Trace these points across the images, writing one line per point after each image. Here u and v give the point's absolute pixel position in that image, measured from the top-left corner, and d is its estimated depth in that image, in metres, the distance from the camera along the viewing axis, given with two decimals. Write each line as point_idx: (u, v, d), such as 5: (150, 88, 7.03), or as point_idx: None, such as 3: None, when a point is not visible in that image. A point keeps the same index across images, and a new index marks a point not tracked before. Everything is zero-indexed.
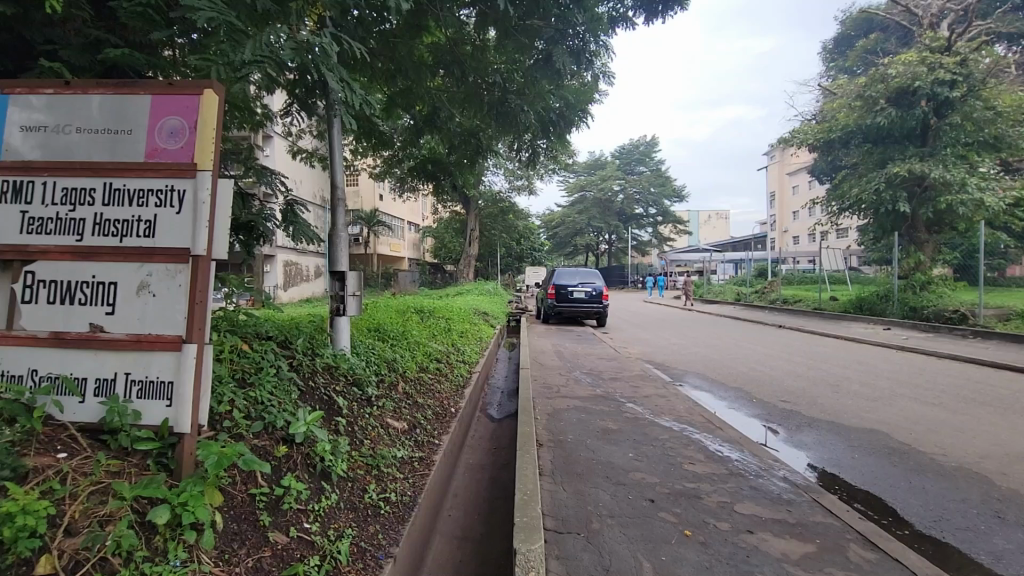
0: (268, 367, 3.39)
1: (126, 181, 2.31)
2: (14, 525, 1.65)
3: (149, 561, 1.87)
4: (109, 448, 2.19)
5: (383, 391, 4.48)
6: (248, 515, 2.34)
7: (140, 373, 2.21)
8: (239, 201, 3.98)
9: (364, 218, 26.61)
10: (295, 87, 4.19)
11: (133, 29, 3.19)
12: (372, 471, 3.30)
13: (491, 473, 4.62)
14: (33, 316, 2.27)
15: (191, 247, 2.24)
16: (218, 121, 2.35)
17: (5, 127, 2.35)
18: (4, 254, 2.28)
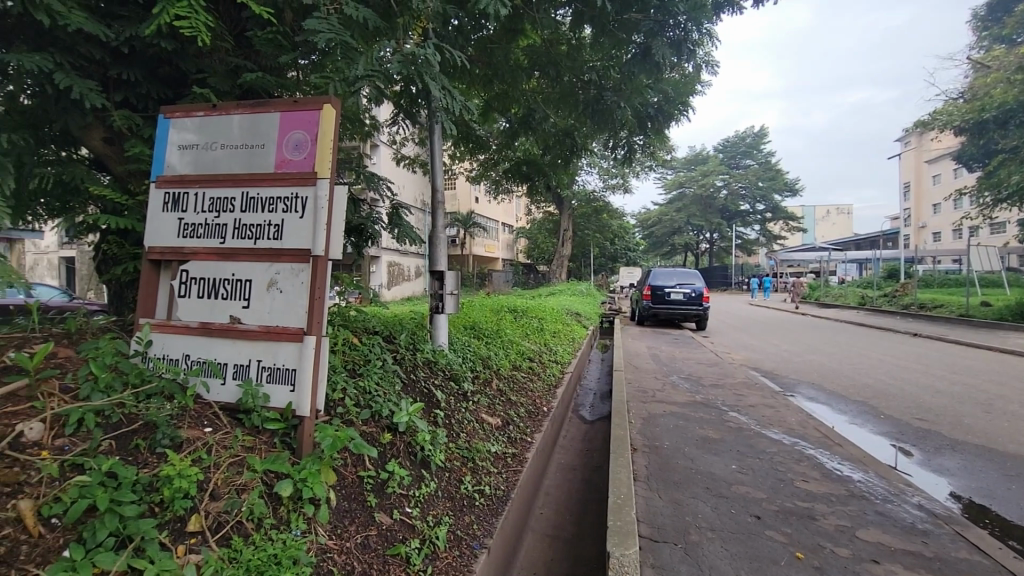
0: (374, 359, 3.64)
1: (259, 190, 2.60)
2: (173, 486, 1.93)
3: (276, 528, 2.09)
4: (243, 425, 2.47)
5: (478, 387, 4.62)
6: (357, 495, 2.53)
7: (270, 360, 2.47)
8: (351, 206, 4.32)
9: (461, 220, 27.67)
10: (401, 98, 4.47)
11: (266, 55, 3.59)
12: (467, 463, 3.42)
13: (583, 475, 4.58)
14: (188, 308, 2.65)
15: (312, 248, 2.46)
16: (335, 132, 2.56)
17: (167, 147, 2.76)
18: (166, 255, 2.68)
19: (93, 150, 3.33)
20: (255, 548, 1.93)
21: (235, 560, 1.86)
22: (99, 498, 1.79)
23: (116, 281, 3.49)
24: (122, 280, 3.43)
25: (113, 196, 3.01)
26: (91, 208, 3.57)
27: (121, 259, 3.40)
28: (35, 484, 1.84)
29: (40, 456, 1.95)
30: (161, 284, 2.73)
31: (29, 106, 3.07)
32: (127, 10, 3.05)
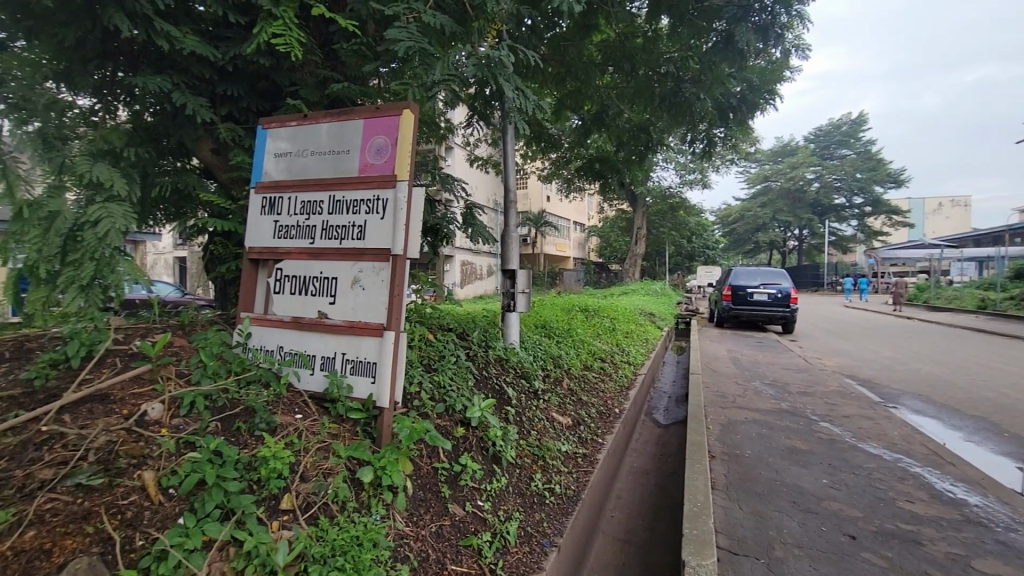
0: (449, 355, 3.76)
1: (344, 193, 2.76)
2: (269, 467, 2.11)
3: (358, 511, 2.22)
4: (330, 414, 2.64)
5: (549, 386, 4.62)
6: (432, 485, 2.62)
7: (353, 353, 2.62)
8: (427, 207, 4.48)
9: (532, 219, 27.81)
10: (475, 100, 4.56)
11: (351, 65, 3.80)
12: (538, 461, 3.43)
13: (657, 480, 4.45)
14: (283, 304, 2.87)
15: (392, 248, 2.58)
16: (413, 136, 2.66)
17: (265, 155, 3.00)
18: (263, 254, 2.92)
19: (203, 160, 3.68)
20: (339, 528, 2.06)
21: (322, 538, 2.00)
22: (208, 473, 1.99)
23: (222, 279, 3.85)
24: (227, 278, 3.78)
25: (219, 201, 3.33)
26: (201, 213, 3.96)
27: (225, 259, 3.75)
28: (156, 458, 2.07)
29: (161, 433, 2.19)
30: (259, 282, 2.97)
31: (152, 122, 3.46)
32: (232, 32, 3.35)
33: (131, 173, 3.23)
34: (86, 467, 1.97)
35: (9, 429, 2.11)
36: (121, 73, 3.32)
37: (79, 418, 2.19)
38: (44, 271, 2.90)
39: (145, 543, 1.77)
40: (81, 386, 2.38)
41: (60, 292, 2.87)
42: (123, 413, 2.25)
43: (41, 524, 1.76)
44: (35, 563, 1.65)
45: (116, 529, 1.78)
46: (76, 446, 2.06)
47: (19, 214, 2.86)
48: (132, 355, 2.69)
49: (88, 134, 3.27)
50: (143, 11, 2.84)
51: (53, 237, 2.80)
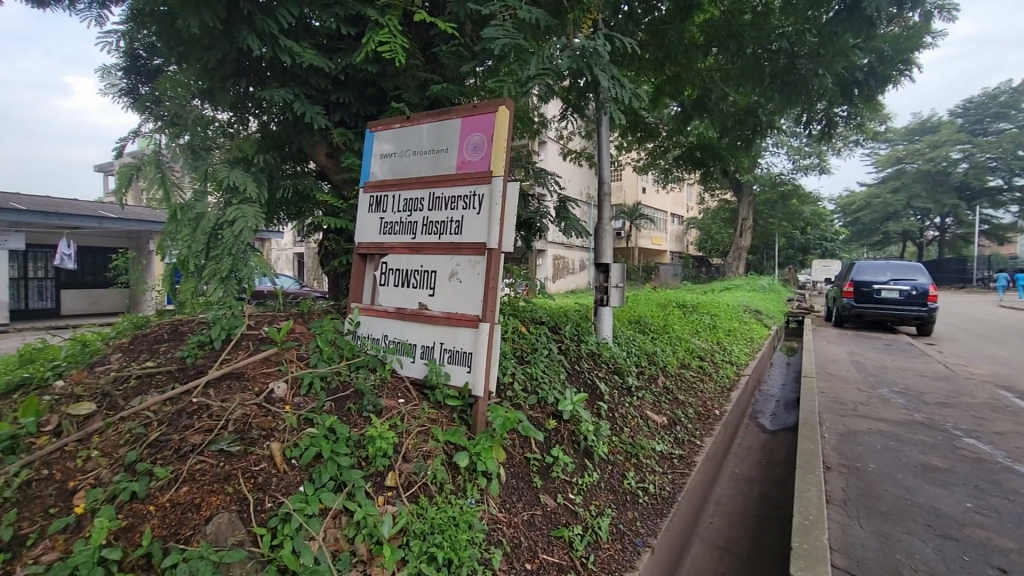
0: (541, 348, 3.79)
1: (443, 190, 2.88)
2: (376, 445, 2.28)
3: (454, 493, 2.33)
4: (429, 399, 2.78)
5: (644, 383, 4.49)
6: (525, 474, 2.66)
7: (451, 343, 2.74)
8: (521, 201, 4.53)
9: (627, 212, 27.08)
10: (570, 92, 4.52)
11: (450, 66, 3.94)
12: (631, 458, 3.36)
13: (762, 489, 4.16)
14: (387, 295, 3.06)
15: (488, 241, 2.65)
16: (509, 131, 2.70)
17: (372, 157, 3.22)
18: (371, 249, 3.14)
19: (319, 163, 4.03)
20: (437, 508, 2.17)
21: (422, 516, 2.12)
22: (323, 448, 2.20)
23: (334, 272, 4.20)
24: (339, 271, 4.11)
25: (333, 200, 3.63)
26: (317, 212, 4.34)
27: (337, 253, 4.08)
28: (281, 431, 2.31)
29: (285, 409, 2.45)
30: (367, 275, 3.20)
31: (277, 131, 3.85)
32: (343, 43, 3.62)
33: (261, 177, 3.63)
34: (226, 435, 2.25)
35: (168, 399, 2.47)
36: (252, 88, 3.72)
37: (221, 392, 2.51)
38: (193, 265, 3.35)
39: (272, 505, 1.99)
40: (222, 365, 2.72)
41: (205, 283, 3.31)
42: (255, 390, 2.55)
43: (193, 481, 2.04)
44: (188, 514, 1.92)
45: (250, 491, 2.02)
46: (218, 417, 2.36)
47: (176, 217, 3.37)
48: (262, 339, 3.02)
49: (226, 144, 3.71)
50: (271, 30, 3.15)
51: (201, 235, 3.26)
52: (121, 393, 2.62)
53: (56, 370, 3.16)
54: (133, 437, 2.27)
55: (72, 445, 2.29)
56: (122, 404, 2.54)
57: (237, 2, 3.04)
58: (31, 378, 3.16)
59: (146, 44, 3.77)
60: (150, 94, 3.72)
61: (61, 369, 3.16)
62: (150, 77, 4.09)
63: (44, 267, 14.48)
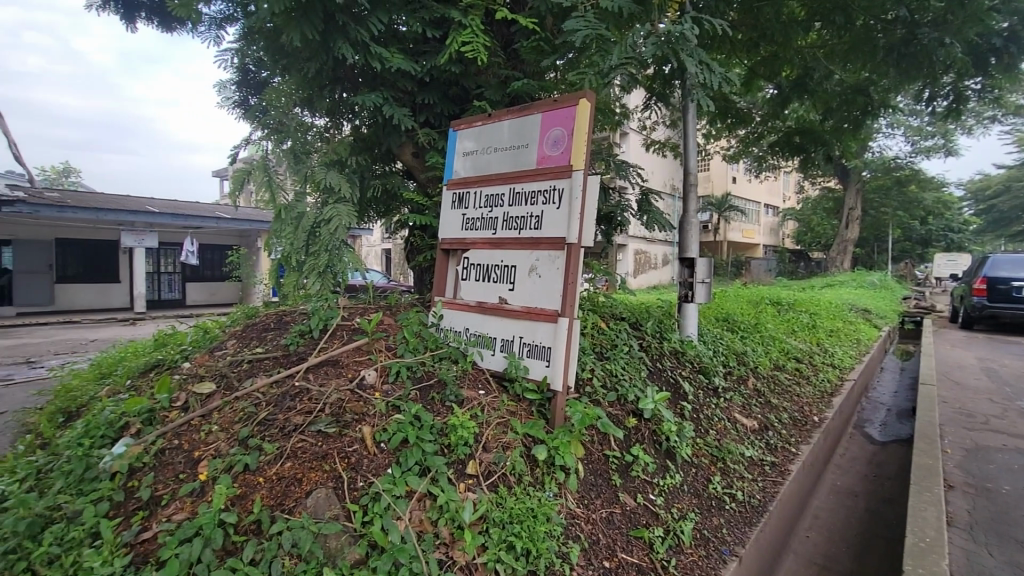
0: (622, 345, 3.71)
1: (523, 185, 2.90)
2: (457, 434, 2.36)
3: (532, 485, 2.35)
4: (508, 392, 2.82)
5: (732, 384, 4.24)
6: (603, 472, 2.63)
7: (530, 337, 2.77)
8: (602, 195, 4.45)
9: (715, 204, 25.68)
10: (654, 80, 4.36)
11: (531, 62, 3.96)
12: (717, 462, 3.20)
13: (868, 505, 3.79)
14: (469, 289, 3.15)
15: (567, 236, 2.64)
16: (590, 124, 2.67)
17: (455, 155, 3.31)
18: (453, 244, 3.24)
19: (405, 163, 4.21)
20: (515, 499, 2.22)
21: (501, 506, 2.17)
22: (409, 433, 2.32)
23: (419, 267, 4.38)
24: (423, 266, 4.29)
25: (419, 198, 3.80)
26: (403, 210, 4.55)
27: (422, 249, 4.25)
28: (372, 416, 2.46)
29: (375, 395, 2.61)
30: (450, 270, 3.31)
31: (368, 134, 4.07)
32: (429, 46, 3.75)
33: (353, 178, 3.88)
34: (324, 417, 2.44)
35: (274, 382, 2.72)
36: (345, 93, 3.96)
37: (319, 377, 2.72)
38: (295, 260, 3.66)
39: (364, 484, 2.12)
40: (320, 353, 2.95)
41: (305, 277, 3.59)
42: (348, 376, 2.74)
43: (295, 458, 2.23)
44: (291, 487, 2.11)
45: (344, 470, 2.17)
46: (317, 400, 2.56)
47: (280, 216, 3.70)
48: (354, 329, 3.23)
49: (323, 148, 4.00)
50: (362, 38, 3.33)
51: (301, 232, 3.55)
52: (236, 374, 2.92)
53: (184, 354, 3.60)
54: (246, 415, 2.53)
55: (197, 419, 2.60)
56: (237, 385, 2.84)
57: (333, 14, 3.25)
58: (165, 359, 3.62)
59: (255, 59, 4.14)
60: (258, 105, 4.09)
61: (187, 353, 3.59)
62: (258, 88, 4.49)
63: (173, 263, 16.44)
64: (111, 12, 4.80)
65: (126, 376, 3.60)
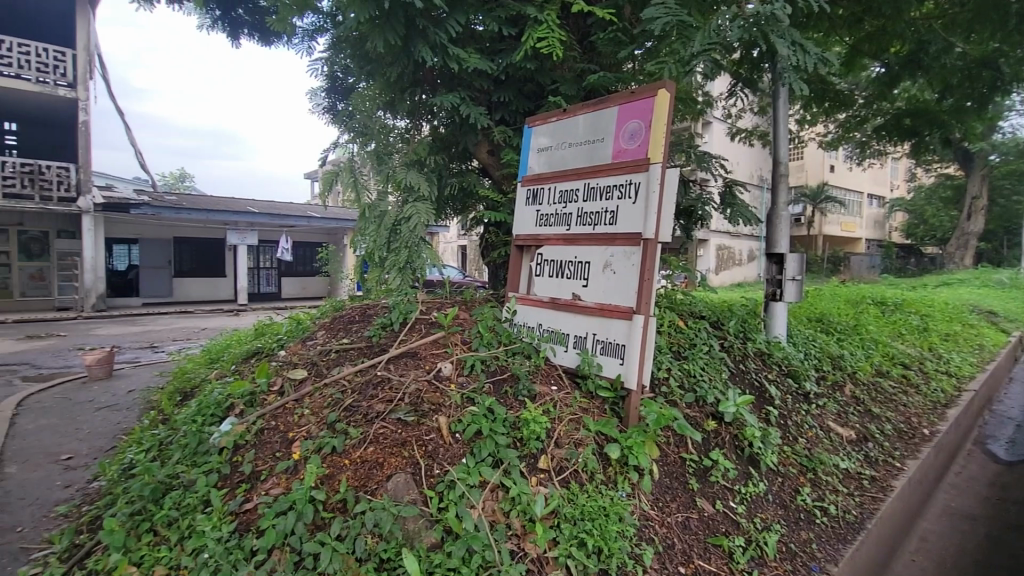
0: (701, 344, 3.55)
1: (598, 180, 2.86)
2: (530, 429, 2.39)
3: (604, 484, 2.33)
4: (581, 389, 2.80)
5: (826, 390, 3.92)
6: (680, 475, 2.54)
7: (604, 334, 2.73)
8: (681, 188, 4.28)
9: (809, 196, 23.82)
10: (741, 65, 4.11)
11: (608, 54, 3.88)
12: (807, 473, 2.98)
13: (989, 532, 3.36)
14: (542, 285, 3.16)
15: (644, 232, 2.57)
16: (669, 116, 2.58)
17: (529, 152, 3.33)
18: (527, 241, 3.26)
19: (481, 161, 4.29)
20: (587, 496, 2.21)
21: (573, 502, 2.17)
22: (483, 425, 2.37)
23: (494, 263, 4.46)
24: (498, 262, 4.36)
25: (494, 195, 3.87)
26: (479, 207, 4.65)
27: (496, 245, 4.33)
28: (448, 406, 2.54)
29: (450, 387, 2.69)
30: (524, 265, 3.33)
31: (445, 133, 4.20)
32: (505, 44, 3.79)
33: (432, 177, 4.02)
34: (403, 406, 2.55)
35: (358, 371, 2.89)
36: (425, 95, 4.10)
37: (399, 368, 2.85)
38: (377, 257, 3.86)
39: (440, 472, 2.20)
40: (400, 344, 3.10)
41: (387, 272, 3.78)
42: (426, 368, 2.84)
43: (377, 443, 2.36)
44: (374, 471, 2.23)
45: (421, 457, 2.26)
46: (397, 389, 2.69)
47: (364, 215, 3.92)
48: (432, 323, 3.35)
49: (404, 148, 4.16)
50: (441, 41, 3.43)
51: (384, 230, 3.74)
52: (324, 363, 3.13)
53: (279, 343, 3.92)
54: (333, 401, 2.71)
55: (291, 403, 2.82)
56: (325, 372, 3.04)
57: (414, 19, 3.36)
58: (263, 348, 3.97)
59: (342, 66, 4.40)
60: (345, 110, 4.34)
61: (282, 342, 3.90)
62: (344, 94, 4.77)
63: (271, 259, 17.87)
64: (219, 31, 5.29)
65: (232, 362, 3.98)
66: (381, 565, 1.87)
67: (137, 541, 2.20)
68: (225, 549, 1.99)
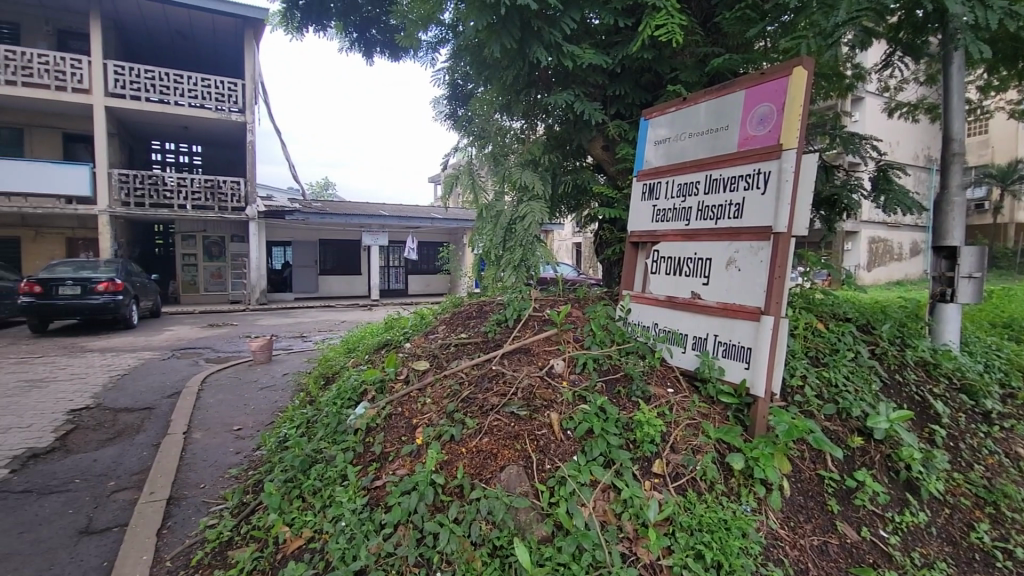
0: (845, 350, 3.15)
1: (721, 171, 2.67)
2: (643, 431, 2.33)
3: (726, 496, 2.19)
4: (700, 393, 2.65)
5: (1014, 410, 3.25)
6: (816, 494, 2.29)
7: (727, 336, 2.55)
8: (821, 174, 3.85)
9: (996, 176, 19.87)
10: (900, 30, 3.55)
11: (735, 34, 3.59)
12: (985, 506, 2.48)
13: None
14: (659, 283, 3.03)
15: (773, 225, 2.36)
16: (807, 95, 2.32)
17: (646, 145, 3.21)
18: (643, 237, 3.16)
19: (596, 157, 4.24)
20: (705, 508, 2.09)
21: (690, 511, 2.08)
22: (595, 425, 2.35)
23: (608, 260, 4.39)
24: (612, 259, 4.28)
25: (608, 191, 3.79)
26: (593, 203, 4.60)
27: (611, 242, 4.26)
28: (560, 403, 2.55)
29: (562, 384, 2.70)
30: (639, 263, 3.22)
31: (560, 131, 4.18)
32: (621, 36, 3.69)
33: (546, 176, 4.07)
34: (516, 400, 2.61)
35: (475, 365, 3.02)
36: (540, 95, 4.10)
37: (512, 363, 2.93)
38: (494, 255, 4.01)
39: (551, 467, 2.23)
40: (513, 341, 3.18)
41: (502, 270, 3.93)
42: (538, 364, 2.89)
43: (491, 434, 2.43)
44: (488, 461, 2.31)
45: (533, 451, 2.30)
46: (511, 384, 2.76)
47: (481, 215, 4.09)
48: (544, 320, 3.39)
49: (519, 149, 4.26)
50: (556, 39, 3.43)
51: (499, 229, 3.87)
52: (445, 356, 3.32)
53: (405, 336, 4.24)
54: (452, 392, 2.86)
55: (415, 391, 3.03)
56: (445, 364, 3.23)
57: (529, 21, 3.40)
58: (391, 340, 4.32)
59: (462, 74, 4.61)
60: (465, 115, 4.57)
61: (408, 334, 4.23)
62: (464, 100, 5.01)
63: (399, 258, 19.34)
64: (357, 51, 5.85)
65: (366, 351, 4.41)
66: (494, 551, 1.94)
67: (289, 504, 2.55)
68: (359, 520, 2.21)
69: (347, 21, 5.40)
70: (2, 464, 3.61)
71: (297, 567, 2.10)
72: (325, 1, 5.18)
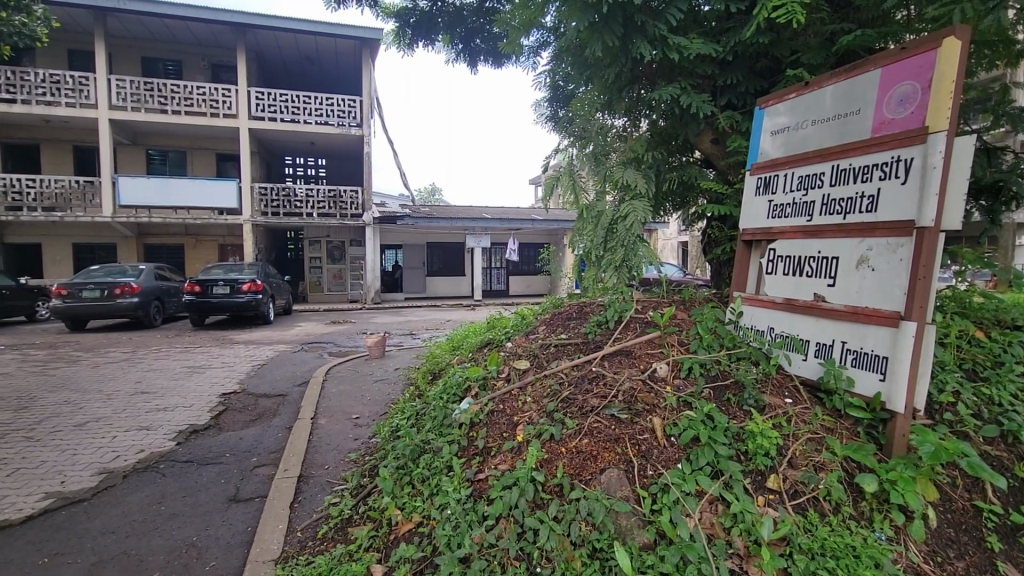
0: (1012, 364, 2.67)
1: (851, 161, 2.41)
2: (756, 442, 2.18)
3: (856, 520, 1.97)
4: (824, 405, 2.42)
5: None
6: (971, 528, 1.98)
7: (856, 343, 2.29)
8: (981, 158, 3.33)
9: None
10: None
11: (869, 7, 3.21)
12: None
13: None
14: (776, 284, 2.81)
15: (916, 219, 2.09)
16: (959, 70, 2.02)
17: (760, 136, 2.99)
18: (757, 235, 2.94)
19: (704, 151, 4.05)
20: (830, 531, 1.91)
21: (810, 532, 1.91)
22: (701, 432, 2.24)
23: (717, 260, 4.15)
24: (721, 259, 4.04)
25: (717, 187, 3.58)
26: (701, 200, 4.39)
27: (720, 241, 4.02)
28: (663, 408, 2.47)
29: (666, 389, 2.60)
30: (753, 263, 3.01)
31: (664, 126, 3.99)
32: (733, 22, 3.48)
33: (650, 174, 3.94)
34: (617, 403, 2.57)
35: (575, 365, 3.02)
36: (643, 90, 3.97)
37: (613, 365, 2.88)
38: (595, 256, 3.98)
39: (653, 473, 2.16)
40: (615, 343, 3.13)
41: (604, 270, 3.89)
42: (640, 366, 2.81)
43: (591, 436, 2.41)
44: (588, 462, 2.29)
45: (635, 455, 2.25)
46: (611, 386, 2.72)
47: (582, 215, 4.08)
48: (646, 322, 3.30)
49: (621, 147, 4.18)
50: (660, 32, 3.32)
51: (600, 229, 3.83)
52: (545, 356, 3.36)
53: (507, 335, 4.34)
54: (552, 392, 2.88)
55: (516, 390, 3.09)
56: (545, 364, 3.26)
57: (632, 16, 3.32)
58: (493, 339, 4.45)
59: (562, 75, 4.63)
60: (566, 116, 4.57)
61: (509, 334, 4.33)
62: (564, 100, 5.02)
63: (501, 259, 19.83)
64: (462, 61, 6.11)
65: (470, 349, 4.59)
66: (594, 553, 1.93)
67: (400, 490, 2.75)
68: (463, 510, 2.30)
69: (454, 33, 5.67)
70: (171, 436, 4.28)
71: (408, 548, 2.26)
72: (434, 16, 5.49)
